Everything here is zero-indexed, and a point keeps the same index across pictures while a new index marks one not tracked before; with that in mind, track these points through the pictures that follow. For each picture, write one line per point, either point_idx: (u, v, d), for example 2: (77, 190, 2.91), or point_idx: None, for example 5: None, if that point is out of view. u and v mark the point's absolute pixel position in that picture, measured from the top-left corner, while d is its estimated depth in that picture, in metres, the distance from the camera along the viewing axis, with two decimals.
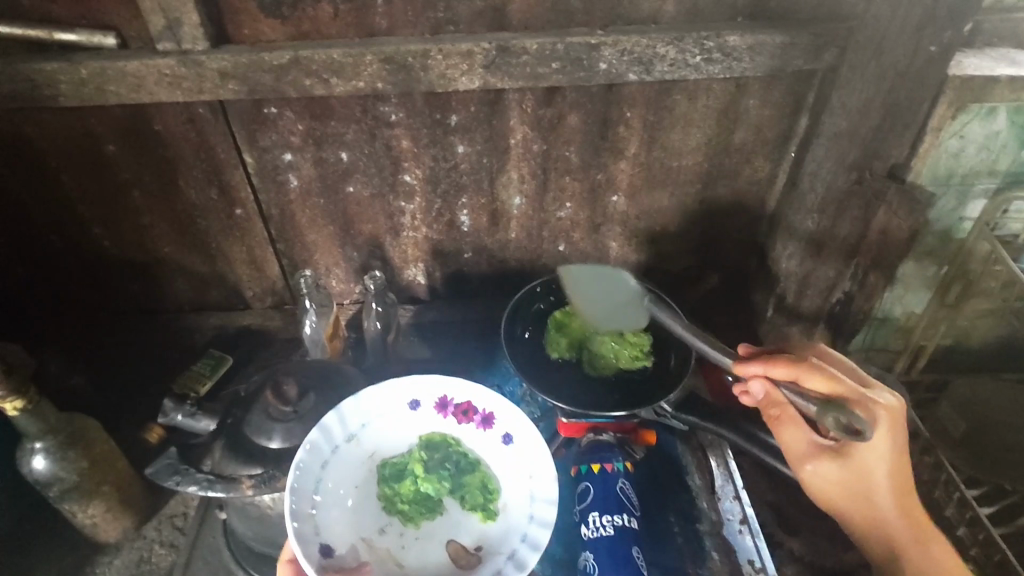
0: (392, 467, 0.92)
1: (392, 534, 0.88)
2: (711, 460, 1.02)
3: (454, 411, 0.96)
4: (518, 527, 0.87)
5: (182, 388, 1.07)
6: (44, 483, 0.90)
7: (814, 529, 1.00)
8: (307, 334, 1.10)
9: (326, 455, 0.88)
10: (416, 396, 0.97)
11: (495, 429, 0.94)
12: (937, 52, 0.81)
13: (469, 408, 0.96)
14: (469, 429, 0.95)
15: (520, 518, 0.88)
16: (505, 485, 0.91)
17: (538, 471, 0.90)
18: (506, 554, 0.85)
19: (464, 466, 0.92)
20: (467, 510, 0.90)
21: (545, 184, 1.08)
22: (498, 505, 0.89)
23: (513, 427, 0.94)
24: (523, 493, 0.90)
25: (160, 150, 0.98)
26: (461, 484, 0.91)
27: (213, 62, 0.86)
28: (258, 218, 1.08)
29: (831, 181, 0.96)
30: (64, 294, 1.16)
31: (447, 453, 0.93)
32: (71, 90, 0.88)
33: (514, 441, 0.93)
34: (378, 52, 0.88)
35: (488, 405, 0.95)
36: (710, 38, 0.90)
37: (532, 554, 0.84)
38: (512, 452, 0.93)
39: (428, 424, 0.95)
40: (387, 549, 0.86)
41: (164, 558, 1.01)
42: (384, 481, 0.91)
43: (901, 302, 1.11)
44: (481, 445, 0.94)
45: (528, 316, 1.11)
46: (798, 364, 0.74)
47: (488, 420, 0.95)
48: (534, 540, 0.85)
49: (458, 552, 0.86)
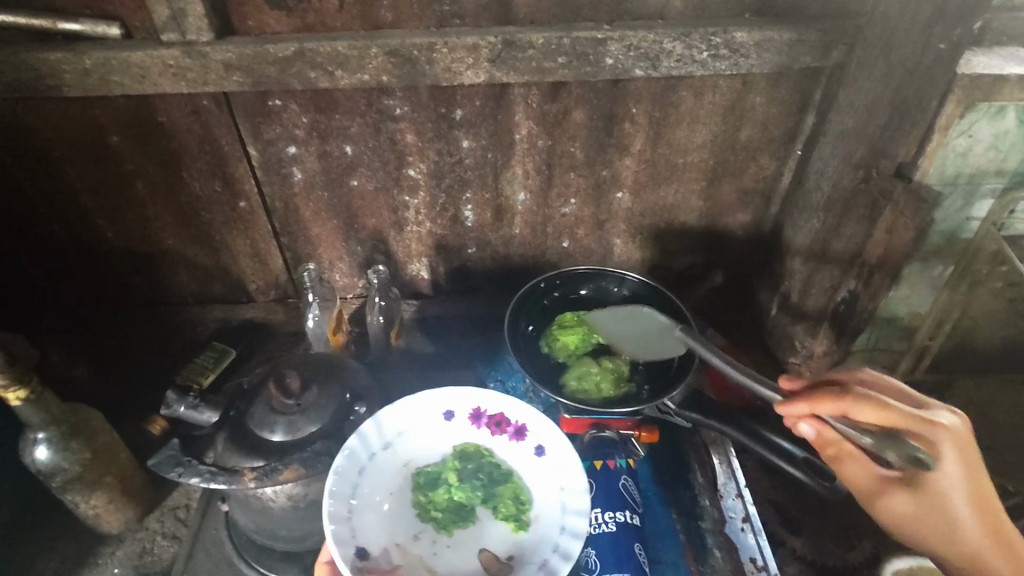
0: (426, 476, 0.92)
1: (425, 541, 0.87)
2: (714, 457, 1.01)
3: (486, 423, 0.96)
4: (550, 537, 0.86)
5: (186, 379, 1.08)
6: (46, 473, 0.90)
7: (817, 529, 0.99)
8: (309, 327, 1.09)
9: (362, 462, 0.89)
10: (451, 407, 0.97)
11: (527, 441, 0.94)
12: (946, 49, 0.80)
13: (502, 419, 0.96)
14: (501, 440, 0.95)
15: (552, 526, 0.87)
16: (538, 495, 0.90)
17: (569, 482, 0.89)
18: (537, 563, 0.84)
19: (496, 477, 0.92)
20: (499, 520, 0.89)
21: (550, 179, 1.08)
22: (530, 516, 0.89)
23: (546, 440, 0.93)
24: (555, 503, 0.89)
25: (164, 142, 0.98)
26: (494, 495, 0.91)
27: (218, 53, 0.86)
28: (262, 211, 1.08)
29: (838, 179, 0.96)
30: (66, 286, 1.16)
31: (480, 463, 0.94)
32: (75, 80, 0.88)
33: (546, 453, 0.93)
34: (383, 45, 0.87)
35: (521, 418, 0.95)
36: (717, 34, 0.89)
37: (564, 563, 0.82)
38: (544, 464, 0.92)
39: (463, 436, 0.96)
40: (420, 556, 0.86)
41: (167, 550, 1.01)
42: (419, 489, 0.91)
43: (907, 302, 1.10)
44: (514, 457, 0.94)
45: (536, 314, 1.11)
46: (845, 398, 0.70)
47: (521, 432, 0.95)
48: (566, 550, 0.84)
49: (490, 560, 0.86)
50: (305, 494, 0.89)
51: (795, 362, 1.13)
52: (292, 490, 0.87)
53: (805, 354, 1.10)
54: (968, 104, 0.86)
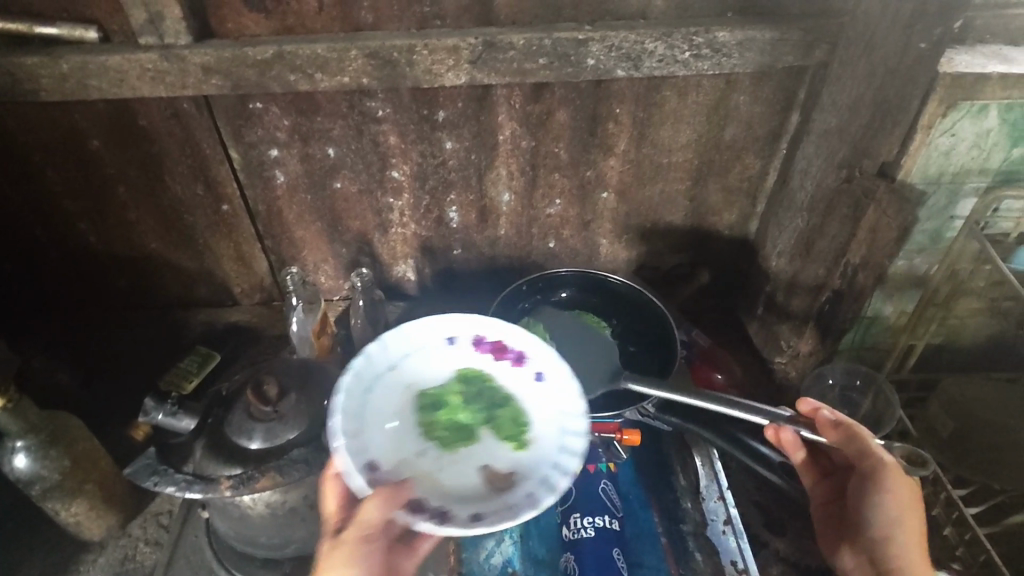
0: (430, 397, 0.85)
1: (428, 458, 0.80)
2: (696, 459, 1.01)
3: (489, 349, 0.90)
4: (551, 456, 0.79)
5: (167, 385, 1.04)
6: (25, 481, 0.89)
7: (800, 530, 0.98)
8: (292, 330, 1.07)
9: (364, 381, 0.84)
10: (454, 332, 0.91)
11: (527, 367, 0.89)
12: (927, 48, 0.80)
13: (503, 345, 0.90)
14: (501, 366, 0.89)
15: (553, 446, 0.81)
16: (539, 417, 0.84)
17: (565, 406, 0.84)
18: (538, 478, 0.77)
19: (498, 400, 0.86)
20: (499, 439, 0.82)
21: (534, 180, 1.07)
22: (531, 437, 0.82)
23: (546, 365, 0.88)
24: (556, 424, 0.83)
25: (145, 146, 0.97)
26: (496, 416, 0.84)
27: (196, 57, 0.85)
28: (245, 214, 1.07)
29: (822, 178, 0.97)
30: (48, 289, 1.15)
31: (481, 387, 0.87)
32: (52, 84, 0.87)
33: (545, 378, 0.87)
34: (363, 47, 0.87)
35: (521, 343, 0.90)
36: (699, 34, 0.89)
37: (565, 477, 0.76)
38: (542, 388, 0.87)
39: (465, 361, 0.90)
40: (424, 471, 0.78)
41: (149, 556, 1.00)
42: (422, 410, 0.84)
43: (891, 300, 1.09)
44: (514, 382, 0.88)
45: (513, 315, 1.12)
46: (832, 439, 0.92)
47: (520, 358, 0.89)
48: (566, 465, 0.78)
49: (493, 475, 0.79)
50: (283, 501, 0.88)
51: (782, 362, 1.15)
52: (271, 498, 0.87)
53: (790, 354, 1.12)
54: (950, 103, 0.85)
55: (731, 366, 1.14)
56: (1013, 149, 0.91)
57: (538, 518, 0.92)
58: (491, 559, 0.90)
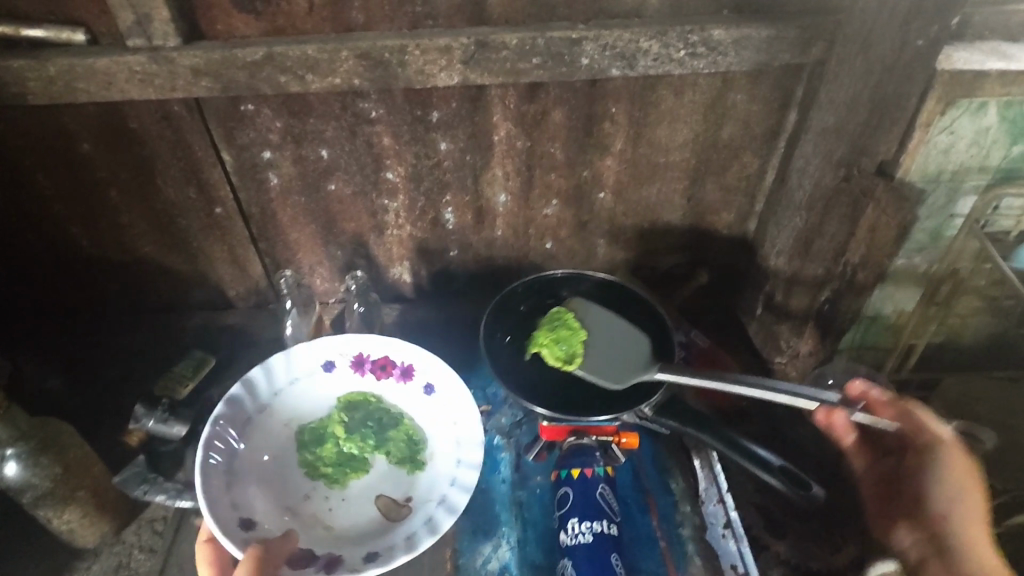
0: (311, 433, 0.95)
1: (318, 497, 0.90)
2: (695, 461, 1.00)
3: (371, 369, 0.99)
4: (445, 477, 0.90)
5: (160, 391, 0.98)
6: (16, 489, 0.88)
7: (801, 532, 0.97)
8: (287, 333, 1.07)
9: (238, 426, 0.92)
10: (331, 358, 0.99)
11: (416, 381, 0.98)
12: (925, 46, 0.80)
13: (387, 363, 0.99)
14: (388, 384, 0.99)
15: (441, 470, 0.91)
16: (428, 435, 0.96)
17: (461, 418, 0.94)
18: (435, 501, 0.88)
19: (386, 423, 0.96)
20: (392, 463, 0.93)
21: (530, 181, 1.06)
22: (423, 456, 0.94)
23: (434, 378, 0.98)
24: (449, 441, 0.94)
25: (136, 148, 0.96)
26: (385, 441, 0.95)
27: (185, 59, 0.84)
28: (239, 217, 1.06)
29: (819, 178, 0.95)
30: (40, 294, 1.15)
31: (368, 412, 0.97)
32: (40, 88, 0.86)
33: (435, 391, 0.97)
34: (354, 48, 0.86)
35: (405, 360, 0.99)
36: (695, 32, 0.88)
37: (461, 494, 0.86)
38: (433, 401, 0.97)
39: (348, 386, 0.99)
40: (315, 514, 0.89)
41: (143, 564, 0.98)
42: (305, 448, 0.94)
43: (891, 299, 1.08)
44: (402, 400, 0.98)
45: (509, 319, 1.10)
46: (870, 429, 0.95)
47: (407, 373, 0.99)
48: (463, 484, 0.88)
49: (388, 506, 0.89)
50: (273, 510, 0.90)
51: (782, 362, 1.14)
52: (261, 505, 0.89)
53: (790, 354, 1.12)
54: (950, 100, 0.85)
55: (732, 364, 1.14)
56: (1014, 146, 0.90)
57: (537, 524, 0.93)
58: (488, 566, 0.89)
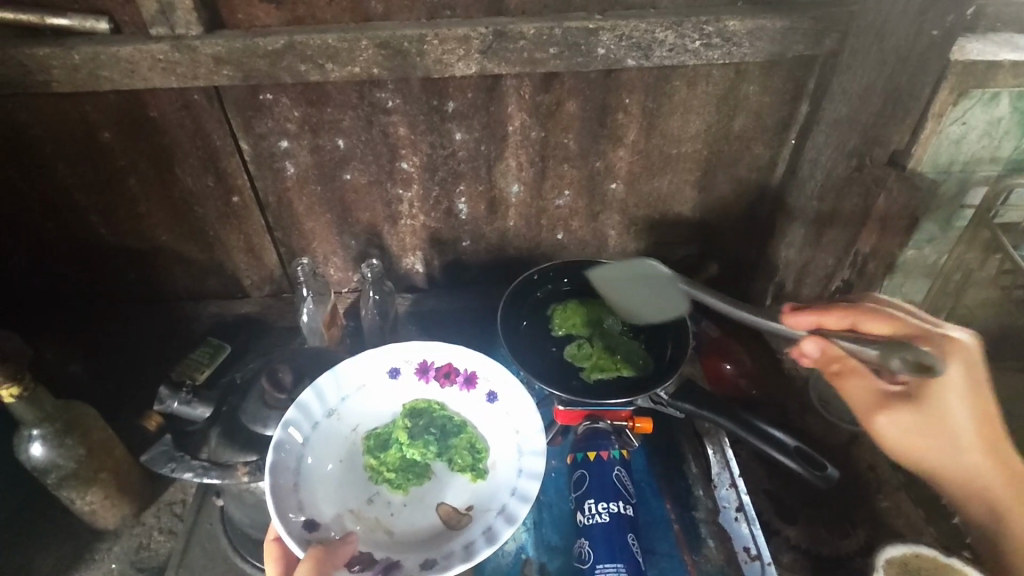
0: (376, 438, 0.96)
1: (380, 503, 0.91)
2: (708, 448, 1.02)
3: (435, 375, 1.01)
4: (507, 484, 0.90)
5: (179, 375, 1.02)
6: (41, 470, 0.90)
7: (810, 518, 0.98)
8: (303, 321, 1.08)
9: (307, 431, 0.93)
10: (396, 365, 1.01)
11: (478, 388, 0.99)
12: (939, 36, 0.81)
13: (450, 369, 1.01)
14: (451, 391, 1.00)
15: (506, 477, 0.91)
16: (491, 444, 0.96)
17: (523, 425, 0.94)
18: (495, 510, 0.88)
19: (450, 429, 0.97)
20: (456, 470, 0.94)
21: (543, 172, 1.08)
22: (486, 465, 0.94)
23: (496, 387, 0.98)
24: (511, 449, 0.94)
25: (156, 137, 0.97)
26: (448, 447, 0.95)
27: (207, 47, 0.86)
28: (255, 206, 1.07)
29: (832, 168, 0.98)
30: (59, 281, 1.16)
31: (431, 419, 0.98)
32: (64, 75, 0.87)
33: (497, 399, 0.98)
34: (373, 37, 0.87)
35: (469, 366, 1.00)
36: (710, 23, 0.89)
37: (522, 505, 0.86)
38: (495, 408, 0.98)
39: (412, 393, 1.00)
40: (376, 519, 0.89)
41: (164, 545, 1.01)
42: (369, 452, 0.95)
43: (902, 289, 1.08)
44: (464, 407, 0.99)
45: (527, 305, 1.12)
46: (855, 311, 0.80)
47: (470, 380, 1.00)
48: (524, 492, 0.88)
49: (450, 513, 0.89)
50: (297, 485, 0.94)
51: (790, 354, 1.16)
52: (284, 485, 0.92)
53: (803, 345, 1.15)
54: (961, 91, 0.85)
55: (742, 356, 1.15)
56: None
57: (552, 506, 0.96)
58: (506, 545, 0.92)
